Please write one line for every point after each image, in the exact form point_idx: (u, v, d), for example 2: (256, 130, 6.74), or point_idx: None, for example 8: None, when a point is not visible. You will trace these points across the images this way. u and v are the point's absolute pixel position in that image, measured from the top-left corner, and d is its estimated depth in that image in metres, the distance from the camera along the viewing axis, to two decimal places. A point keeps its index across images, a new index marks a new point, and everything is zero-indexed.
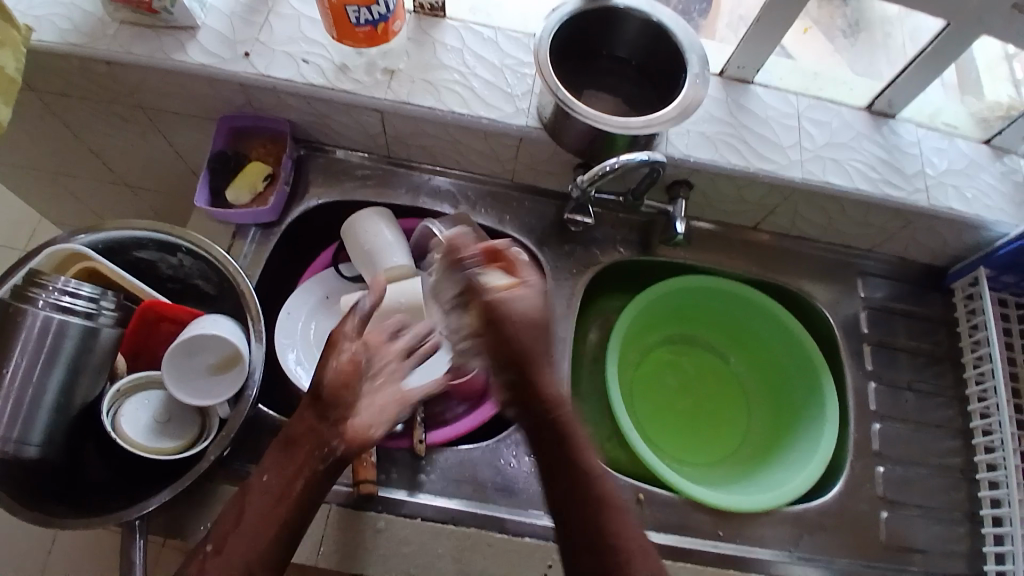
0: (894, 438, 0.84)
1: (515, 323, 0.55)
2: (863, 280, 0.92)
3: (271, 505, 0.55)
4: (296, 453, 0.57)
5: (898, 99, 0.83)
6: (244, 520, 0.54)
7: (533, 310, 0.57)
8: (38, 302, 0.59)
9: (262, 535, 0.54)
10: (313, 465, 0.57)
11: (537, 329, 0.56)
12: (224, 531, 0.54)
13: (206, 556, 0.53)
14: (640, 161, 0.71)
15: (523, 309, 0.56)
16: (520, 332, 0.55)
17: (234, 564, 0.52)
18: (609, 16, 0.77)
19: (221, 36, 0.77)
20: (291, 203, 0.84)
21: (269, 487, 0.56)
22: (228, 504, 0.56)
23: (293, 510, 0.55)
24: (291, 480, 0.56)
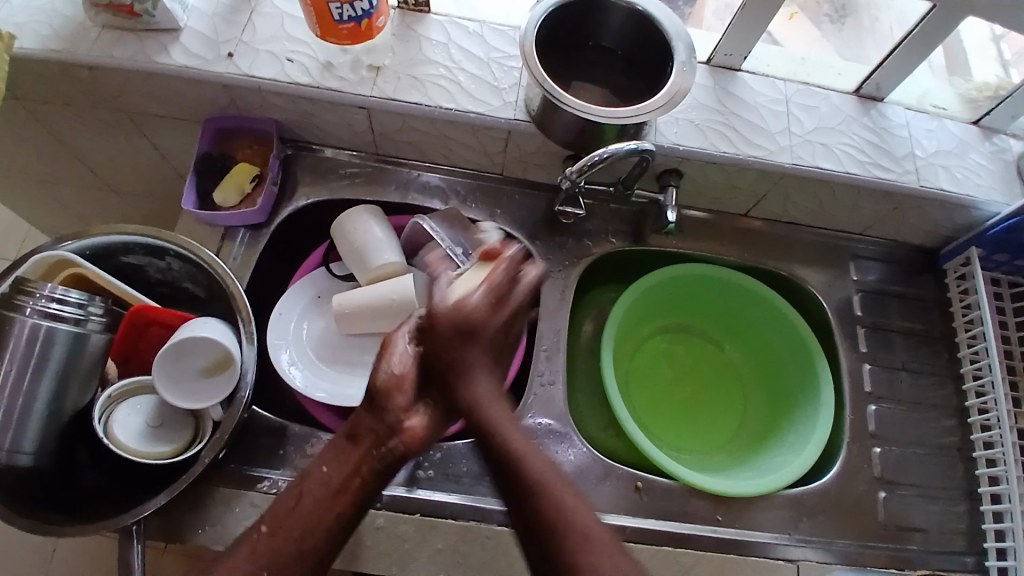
0: (890, 420, 0.84)
1: (451, 327, 0.54)
2: (855, 263, 0.92)
3: (330, 498, 0.50)
4: (353, 451, 0.52)
5: (886, 82, 0.83)
6: (301, 502, 0.50)
7: (479, 317, 0.55)
8: (26, 308, 0.58)
9: (321, 522, 0.49)
10: (371, 467, 0.51)
11: (474, 340, 0.54)
12: (279, 514, 0.49)
13: (260, 536, 0.49)
14: (629, 149, 0.71)
15: (473, 313, 0.55)
16: (456, 341, 0.54)
17: (282, 551, 0.48)
18: (594, 6, 0.76)
19: (203, 37, 0.77)
20: (280, 203, 0.83)
21: (326, 481, 0.51)
22: (285, 488, 0.51)
23: (351, 505, 0.50)
24: (350, 476, 0.51)
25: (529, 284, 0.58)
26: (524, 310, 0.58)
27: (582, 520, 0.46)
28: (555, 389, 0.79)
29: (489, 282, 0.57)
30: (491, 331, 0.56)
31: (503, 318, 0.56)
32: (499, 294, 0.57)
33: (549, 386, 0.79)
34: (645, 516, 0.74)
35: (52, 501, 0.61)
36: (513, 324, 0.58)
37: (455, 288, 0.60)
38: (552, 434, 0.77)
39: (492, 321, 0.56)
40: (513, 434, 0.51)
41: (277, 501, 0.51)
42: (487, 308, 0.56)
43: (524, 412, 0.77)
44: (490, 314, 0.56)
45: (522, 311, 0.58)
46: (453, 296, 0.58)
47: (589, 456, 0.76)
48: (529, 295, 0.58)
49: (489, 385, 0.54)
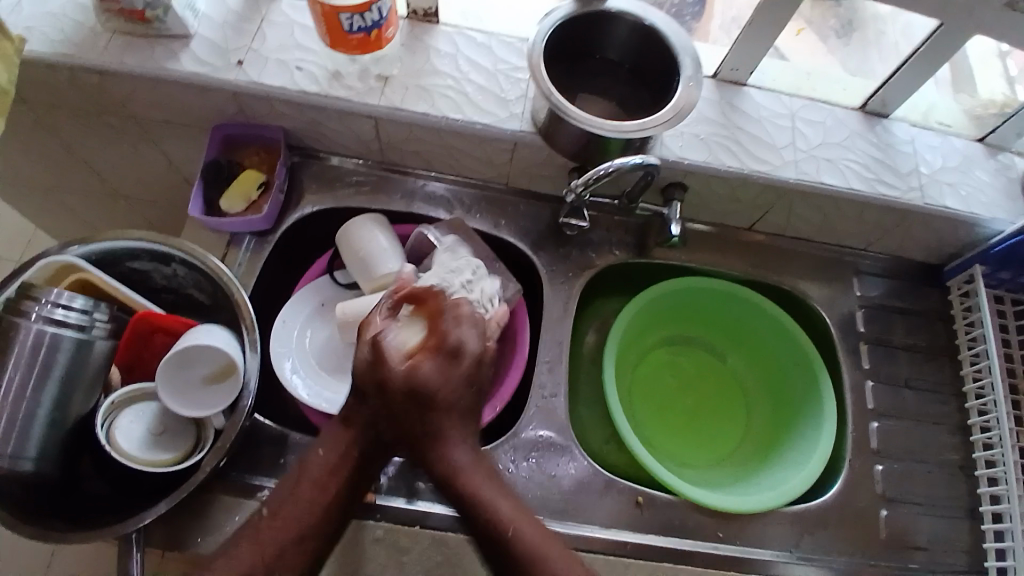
0: (893, 436, 0.83)
1: (408, 400, 0.56)
2: (859, 278, 0.92)
3: (326, 479, 0.57)
4: (347, 434, 0.59)
5: (892, 98, 0.84)
6: (298, 490, 0.57)
7: (435, 384, 0.57)
8: (32, 316, 0.58)
9: (315, 509, 0.56)
10: (363, 450, 0.58)
11: (440, 403, 0.57)
12: (279, 503, 0.56)
13: (262, 520, 0.56)
14: (635, 164, 0.71)
15: (429, 382, 0.57)
16: (417, 416, 0.57)
17: (283, 535, 0.54)
18: (601, 19, 0.77)
19: (213, 44, 0.77)
20: (286, 211, 0.83)
21: (323, 465, 0.58)
22: (285, 477, 0.58)
23: (343, 493, 0.57)
24: (342, 463, 0.58)
25: (472, 319, 0.61)
26: (479, 361, 0.60)
27: (554, 558, 0.53)
28: (557, 401, 0.79)
29: (436, 346, 0.58)
30: (451, 395, 0.57)
31: (460, 378, 0.58)
32: (452, 355, 0.58)
33: (552, 398, 0.79)
34: (645, 531, 0.74)
35: (54, 507, 0.61)
36: (476, 373, 0.60)
37: (403, 341, 0.60)
38: (554, 445, 0.77)
39: (449, 386, 0.57)
40: (498, 497, 0.56)
41: (275, 491, 0.58)
42: (442, 373, 0.57)
43: (525, 423, 0.77)
44: (446, 378, 0.57)
45: (479, 366, 0.60)
46: (401, 358, 0.58)
47: (590, 469, 0.76)
48: (481, 347, 0.60)
49: (463, 448, 0.58)
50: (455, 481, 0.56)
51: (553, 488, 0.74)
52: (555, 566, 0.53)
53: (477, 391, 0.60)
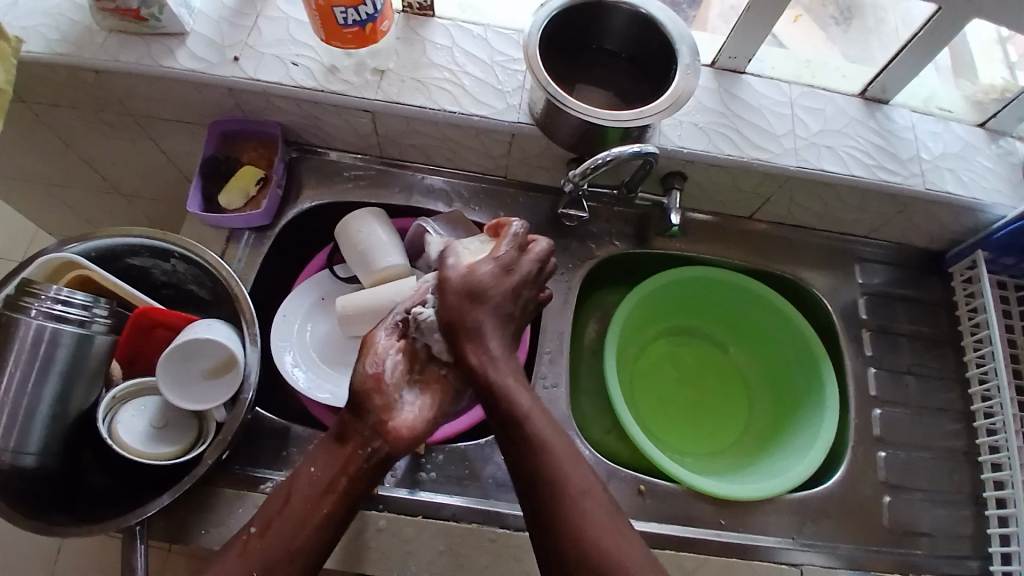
0: (896, 424, 0.83)
1: (461, 292, 0.60)
2: (860, 266, 0.92)
3: (317, 498, 0.56)
4: (342, 450, 0.58)
5: (892, 85, 0.83)
6: (287, 506, 0.56)
7: (489, 286, 0.60)
8: (30, 311, 0.58)
9: (309, 522, 0.55)
10: (357, 465, 0.57)
11: (487, 302, 0.60)
12: (268, 517, 0.56)
13: (250, 538, 0.55)
14: (632, 153, 0.71)
15: (484, 283, 0.60)
16: (466, 311, 0.59)
17: (276, 550, 0.54)
18: (597, 9, 0.77)
19: (209, 41, 0.77)
20: (284, 206, 0.83)
21: (315, 480, 0.57)
22: (276, 489, 0.58)
23: (338, 503, 0.56)
24: (336, 475, 0.57)
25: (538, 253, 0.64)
26: (530, 280, 0.63)
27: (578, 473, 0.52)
28: (558, 392, 0.79)
29: (494, 254, 0.62)
30: (500, 298, 0.60)
31: (511, 288, 0.61)
32: (506, 265, 0.62)
33: (553, 389, 0.79)
34: (648, 520, 0.74)
35: (56, 503, 0.61)
36: (522, 289, 0.62)
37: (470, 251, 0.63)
38: None
39: (502, 289, 0.61)
40: (524, 395, 0.56)
41: (265, 503, 0.58)
42: (495, 277, 0.61)
43: None
44: (497, 284, 0.61)
45: (532, 279, 0.63)
46: (463, 261, 0.62)
47: (591, 460, 0.76)
48: (540, 262, 0.64)
49: (502, 351, 0.59)
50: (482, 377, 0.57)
51: None
52: (567, 462, 0.53)
53: (524, 306, 0.63)
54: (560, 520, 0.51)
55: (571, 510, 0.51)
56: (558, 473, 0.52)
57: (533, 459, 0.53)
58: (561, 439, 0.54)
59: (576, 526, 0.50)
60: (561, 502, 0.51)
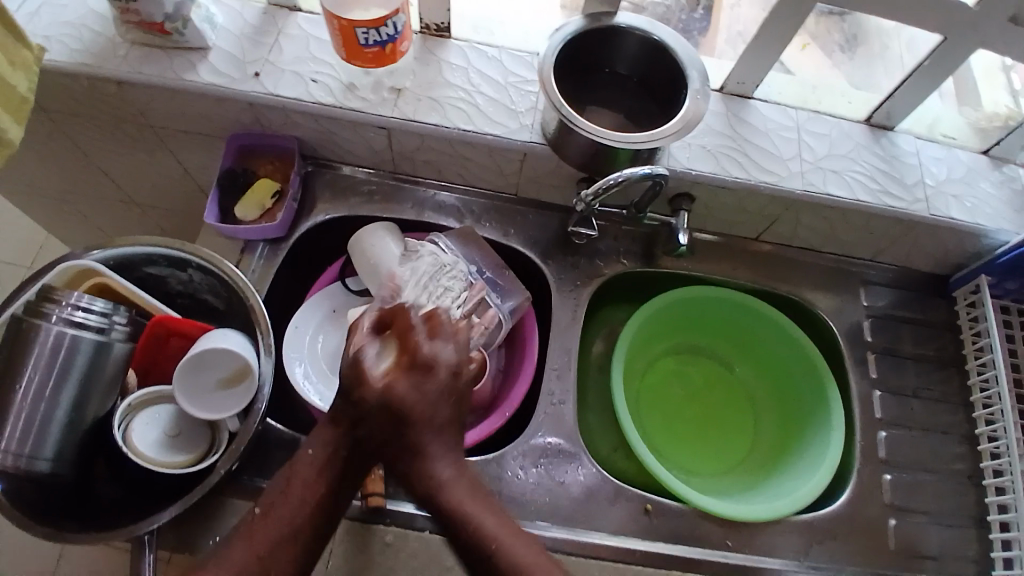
0: (901, 445, 0.84)
1: (388, 417, 0.55)
2: (866, 289, 0.93)
3: (316, 480, 0.55)
4: (338, 428, 0.57)
5: (896, 111, 0.85)
6: (290, 488, 0.55)
7: (412, 402, 0.55)
8: (52, 316, 0.59)
9: (310, 503, 0.55)
10: (354, 449, 0.56)
11: (420, 419, 0.56)
12: (271, 500, 0.55)
13: (254, 519, 0.55)
14: (643, 175, 0.72)
15: (405, 399, 0.55)
16: (399, 437, 0.56)
17: (278, 531, 0.54)
18: (610, 34, 0.78)
19: (231, 56, 0.79)
20: (299, 218, 0.85)
21: (314, 463, 0.56)
22: (277, 474, 0.57)
23: (334, 487, 0.56)
24: (333, 461, 0.56)
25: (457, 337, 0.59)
26: (454, 371, 0.58)
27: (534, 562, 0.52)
28: (565, 408, 0.80)
29: (409, 360, 0.56)
30: (429, 408, 0.56)
31: (436, 391, 0.57)
32: (425, 369, 0.57)
33: (560, 405, 0.80)
34: (654, 539, 0.74)
35: (68, 510, 0.62)
36: (456, 393, 0.58)
37: (378, 357, 0.57)
38: (562, 453, 0.77)
39: (427, 400, 0.56)
40: (476, 508, 0.55)
41: (268, 488, 0.57)
42: (418, 387, 0.56)
43: (534, 431, 0.78)
44: (422, 392, 0.56)
45: (456, 376, 0.58)
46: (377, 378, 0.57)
47: (598, 476, 0.76)
48: (457, 356, 0.59)
49: (449, 463, 0.57)
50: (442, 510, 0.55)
51: (562, 494, 0.75)
52: (526, 560, 0.52)
53: (461, 399, 0.59)
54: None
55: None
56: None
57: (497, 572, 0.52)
58: (525, 547, 0.53)
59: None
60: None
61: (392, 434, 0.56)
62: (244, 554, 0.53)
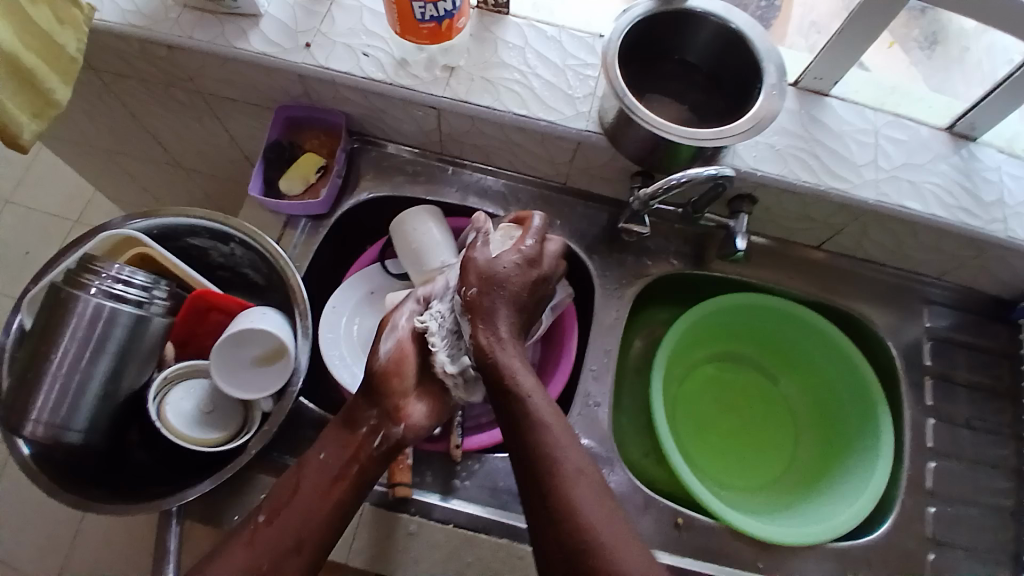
0: (949, 477, 0.80)
1: (486, 278, 0.64)
2: (927, 308, 0.88)
3: (327, 484, 0.60)
4: (353, 436, 0.62)
5: (981, 122, 0.78)
6: (297, 495, 0.59)
7: (513, 270, 0.64)
8: (92, 288, 0.57)
9: (319, 504, 0.59)
10: (368, 453, 0.61)
11: (510, 290, 0.64)
12: (277, 506, 0.59)
13: (258, 525, 0.58)
14: (709, 175, 0.68)
15: (509, 271, 0.64)
16: (489, 296, 0.63)
17: (286, 535, 0.57)
18: (684, 18, 0.73)
19: (283, 25, 0.76)
20: (342, 195, 0.83)
21: (325, 467, 0.61)
22: (285, 477, 0.61)
23: (346, 491, 0.60)
24: (346, 464, 0.61)
25: (554, 255, 0.69)
26: (547, 274, 0.67)
27: (563, 445, 0.55)
28: (600, 411, 0.77)
29: (520, 246, 0.66)
30: (522, 287, 0.65)
31: (529, 279, 0.65)
32: (531, 258, 0.66)
33: (595, 407, 0.78)
34: (682, 552, 0.72)
35: (96, 477, 0.61)
36: (539, 285, 0.67)
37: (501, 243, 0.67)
38: (594, 456, 0.75)
39: (522, 282, 0.65)
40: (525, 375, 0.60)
41: (274, 491, 0.60)
42: (519, 267, 0.65)
43: None
44: (521, 274, 0.65)
45: (549, 281, 0.67)
46: (491, 249, 0.66)
47: (629, 485, 0.74)
48: (555, 266, 0.69)
49: (508, 335, 0.63)
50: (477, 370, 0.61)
51: None
52: (564, 445, 0.55)
53: (536, 300, 0.67)
54: (551, 490, 0.53)
55: (580, 513, 0.52)
56: (563, 473, 0.54)
57: (527, 436, 0.56)
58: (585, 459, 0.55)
59: (577, 503, 0.52)
60: (562, 480, 0.53)
61: (486, 299, 0.63)
62: (249, 558, 0.56)
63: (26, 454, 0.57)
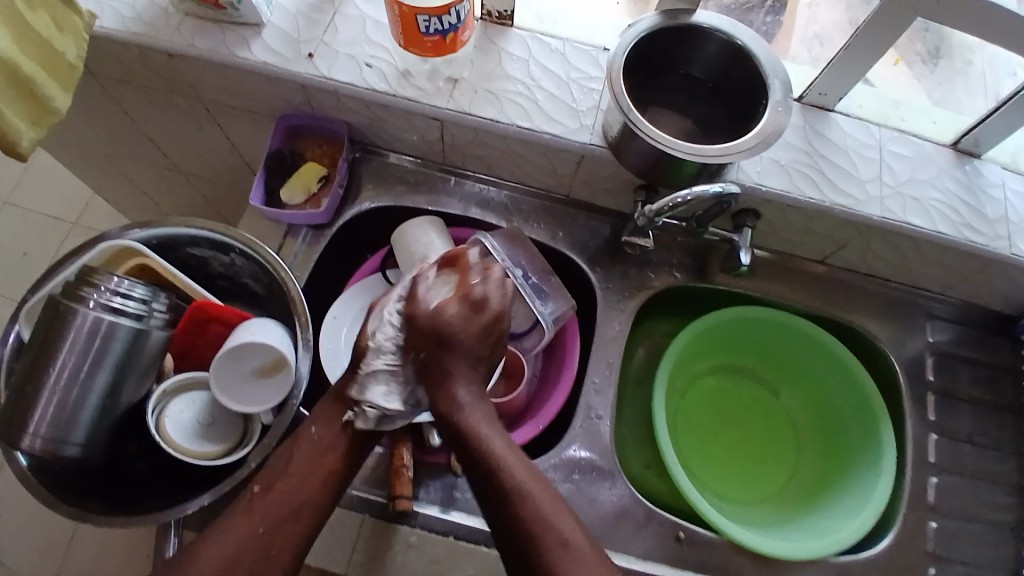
0: (951, 493, 0.80)
1: (429, 334, 0.60)
2: (929, 323, 0.87)
3: (322, 454, 0.60)
4: (344, 409, 0.62)
5: (986, 138, 0.78)
6: (293, 464, 0.59)
7: (452, 325, 0.61)
8: (90, 302, 0.57)
9: (315, 478, 0.58)
10: (357, 425, 0.61)
11: (457, 345, 0.60)
12: (273, 475, 0.58)
13: (254, 495, 0.57)
14: (714, 192, 0.68)
15: (452, 326, 0.61)
16: (437, 355, 0.60)
17: (283, 505, 0.56)
18: (689, 33, 0.73)
19: (286, 35, 0.76)
20: (343, 205, 0.83)
21: (318, 440, 0.60)
22: (279, 449, 0.60)
23: (340, 461, 0.60)
24: (338, 436, 0.61)
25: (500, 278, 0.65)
26: (502, 313, 0.63)
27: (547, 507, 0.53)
28: (601, 424, 0.77)
29: (463, 295, 0.63)
30: (466, 339, 0.61)
31: (477, 329, 0.62)
32: (475, 306, 0.62)
33: (597, 420, 0.77)
34: (683, 568, 0.71)
35: (95, 490, 0.61)
36: (494, 328, 0.63)
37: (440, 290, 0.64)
38: (595, 470, 0.74)
39: (470, 333, 0.61)
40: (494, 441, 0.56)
41: (268, 464, 0.60)
42: (463, 318, 0.61)
43: (568, 443, 0.75)
44: (466, 325, 0.61)
45: (502, 320, 0.63)
46: (432, 301, 0.63)
47: (631, 499, 0.74)
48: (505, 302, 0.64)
49: (469, 395, 0.59)
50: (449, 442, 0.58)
51: (592, 513, 0.72)
52: (546, 509, 0.53)
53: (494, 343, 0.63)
54: (533, 570, 0.51)
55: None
56: (549, 540, 0.51)
57: (500, 506, 0.54)
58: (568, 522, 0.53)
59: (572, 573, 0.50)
60: (542, 557, 0.51)
61: (435, 359, 0.60)
62: (247, 529, 0.55)
63: (22, 465, 0.56)
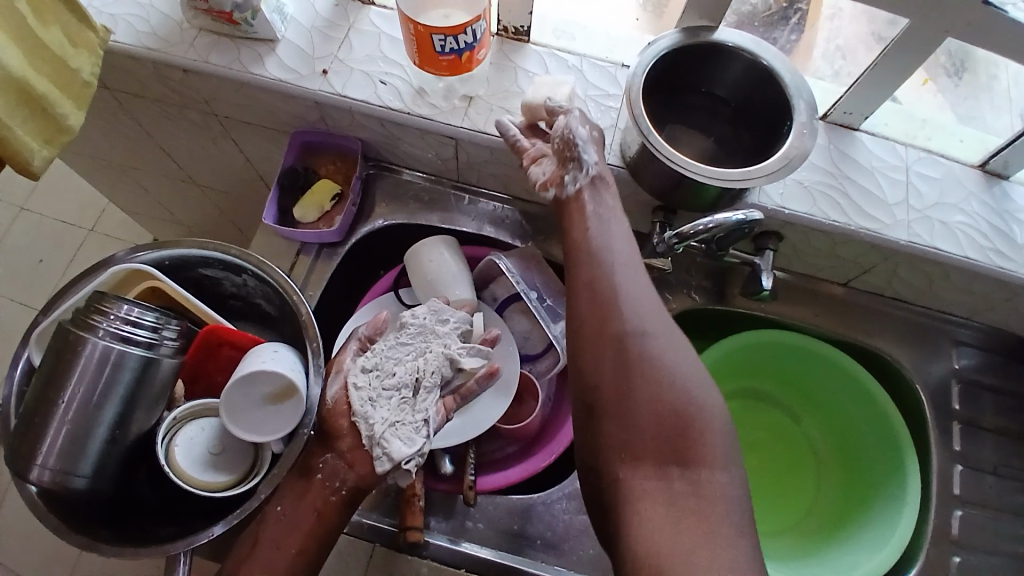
0: (975, 527, 0.78)
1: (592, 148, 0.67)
2: (955, 349, 0.85)
3: (286, 535, 0.59)
4: (310, 485, 0.61)
5: (1016, 161, 0.75)
6: (257, 548, 0.59)
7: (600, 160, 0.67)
8: (99, 330, 0.55)
9: (277, 563, 0.58)
10: (325, 501, 0.60)
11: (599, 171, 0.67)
12: (239, 561, 0.59)
13: None
14: (737, 220, 0.67)
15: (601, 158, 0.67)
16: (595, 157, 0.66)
17: None
18: (713, 52, 0.71)
19: (300, 51, 0.75)
20: (356, 222, 0.81)
21: (283, 520, 0.60)
22: (248, 530, 0.60)
23: (307, 542, 0.59)
24: (302, 517, 0.60)
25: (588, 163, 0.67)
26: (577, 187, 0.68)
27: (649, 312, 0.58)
28: None
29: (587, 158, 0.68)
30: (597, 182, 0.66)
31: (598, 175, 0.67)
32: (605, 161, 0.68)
33: None
34: None
35: (104, 520, 0.60)
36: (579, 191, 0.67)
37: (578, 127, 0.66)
38: None
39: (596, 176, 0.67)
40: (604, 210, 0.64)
41: (239, 546, 0.60)
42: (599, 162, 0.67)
43: None
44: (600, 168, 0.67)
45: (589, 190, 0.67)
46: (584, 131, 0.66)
47: None
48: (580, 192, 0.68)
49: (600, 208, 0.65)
50: (564, 211, 0.66)
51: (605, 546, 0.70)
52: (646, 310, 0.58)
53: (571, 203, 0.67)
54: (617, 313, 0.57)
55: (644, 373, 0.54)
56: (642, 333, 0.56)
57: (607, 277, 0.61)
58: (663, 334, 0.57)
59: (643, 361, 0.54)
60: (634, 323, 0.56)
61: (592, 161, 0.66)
62: None
63: (32, 492, 0.56)
